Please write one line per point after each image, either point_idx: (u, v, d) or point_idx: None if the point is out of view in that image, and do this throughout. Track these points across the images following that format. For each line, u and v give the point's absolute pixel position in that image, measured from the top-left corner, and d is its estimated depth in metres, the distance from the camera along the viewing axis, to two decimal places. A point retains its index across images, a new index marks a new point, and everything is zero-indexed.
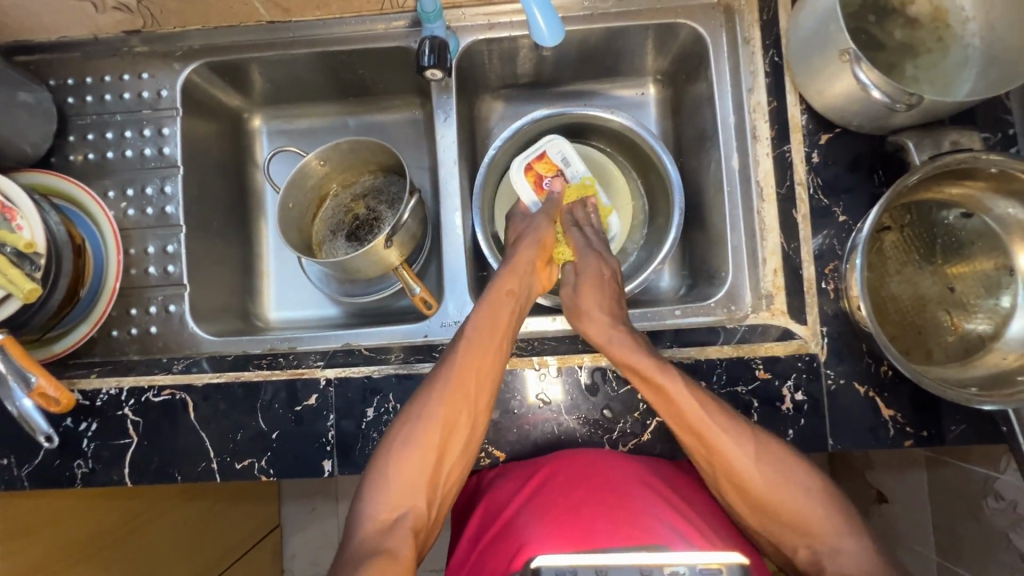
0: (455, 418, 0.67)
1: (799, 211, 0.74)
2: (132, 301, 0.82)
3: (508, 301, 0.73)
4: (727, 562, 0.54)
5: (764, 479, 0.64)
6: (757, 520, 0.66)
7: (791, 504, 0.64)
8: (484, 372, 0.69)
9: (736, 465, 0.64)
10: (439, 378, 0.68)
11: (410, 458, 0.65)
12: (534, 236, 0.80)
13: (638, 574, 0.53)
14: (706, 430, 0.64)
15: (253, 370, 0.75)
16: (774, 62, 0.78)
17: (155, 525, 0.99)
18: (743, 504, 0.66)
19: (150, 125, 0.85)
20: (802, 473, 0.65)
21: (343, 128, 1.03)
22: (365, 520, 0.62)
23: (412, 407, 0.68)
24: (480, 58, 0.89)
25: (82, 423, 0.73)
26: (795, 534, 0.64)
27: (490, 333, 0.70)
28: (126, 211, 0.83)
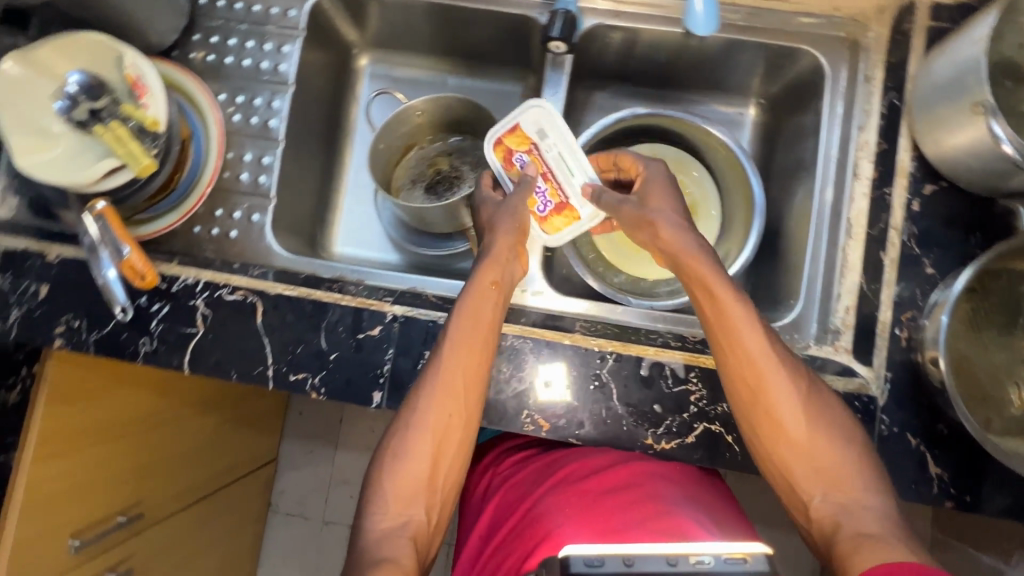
0: (447, 419, 0.68)
1: (888, 254, 0.75)
2: (218, 202, 0.84)
3: (492, 293, 0.73)
4: (753, 552, 0.53)
5: (793, 413, 0.65)
6: (775, 454, 0.65)
7: (818, 449, 0.64)
8: (472, 378, 0.69)
9: (775, 405, 0.65)
10: (431, 386, 0.69)
11: (407, 466, 0.67)
12: (512, 219, 0.79)
13: (667, 564, 0.52)
14: (759, 363, 0.65)
15: (325, 290, 0.77)
16: (892, 105, 0.78)
17: (170, 425, 1.06)
18: (770, 445, 0.65)
19: (272, 39, 0.87)
20: (845, 420, 0.65)
21: (441, 86, 1.05)
22: (371, 521, 0.65)
23: (406, 409, 0.70)
24: (597, 43, 0.90)
25: (155, 303, 0.76)
26: (820, 479, 0.63)
27: (473, 329, 0.70)
28: (231, 116, 0.86)
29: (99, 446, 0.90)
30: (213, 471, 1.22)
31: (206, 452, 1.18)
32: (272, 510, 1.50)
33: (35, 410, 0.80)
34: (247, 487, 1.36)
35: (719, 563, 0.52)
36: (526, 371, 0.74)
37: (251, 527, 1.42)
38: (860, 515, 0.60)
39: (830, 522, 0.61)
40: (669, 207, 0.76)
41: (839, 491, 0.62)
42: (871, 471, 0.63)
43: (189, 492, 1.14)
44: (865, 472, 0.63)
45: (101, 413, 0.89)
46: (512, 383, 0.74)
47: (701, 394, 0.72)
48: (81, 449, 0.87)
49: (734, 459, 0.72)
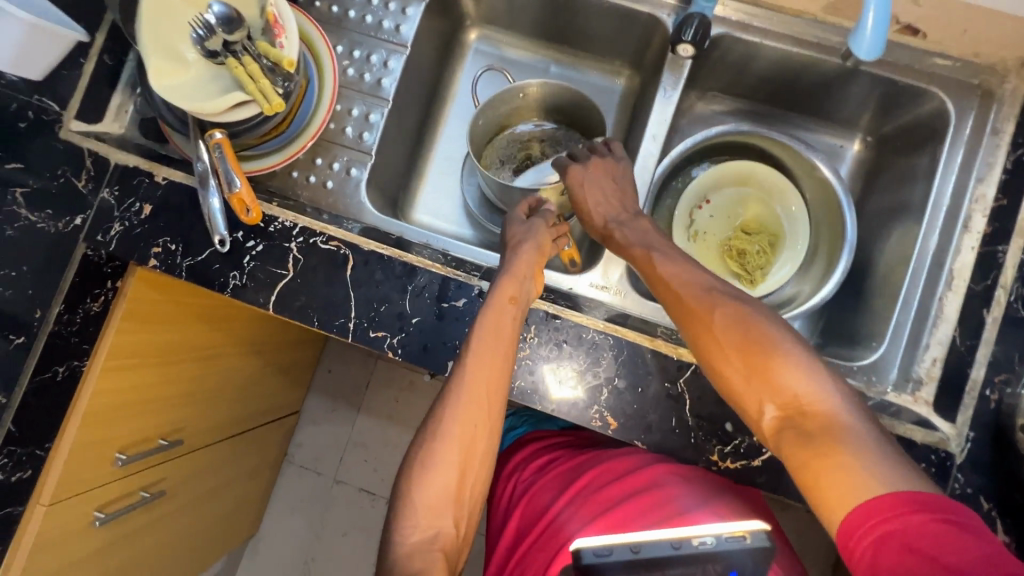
0: (470, 434, 0.66)
1: (991, 312, 0.73)
2: (320, 151, 0.86)
3: (510, 308, 0.70)
4: (751, 530, 0.60)
5: (734, 344, 0.62)
6: (748, 399, 0.61)
7: (778, 372, 0.59)
8: (494, 382, 0.67)
9: (733, 368, 0.62)
10: (450, 395, 0.67)
11: (432, 478, 0.64)
12: (534, 241, 0.77)
13: (671, 547, 0.59)
14: (714, 326, 0.64)
15: (416, 254, 0.77)
16: (1019, 161, 0.76)
17: (218, 362, 1.07)
18: (737, 391, 0.62)
19: (397, 0, 0.87)
20: (798, 348, 0.60)
21: (543, 72, 1.05)
22: (399, 537, 0.62)
23: (430, 422, 0.67)
24: (716, 53, 0.89)
25: (249, 241, 0.77)
26: (779, 401, 0.58)
27: (495, 342, 0.68)
28: (346, 69, 0.86)
29: (162, 368, 0.92)
30: (245, 413, 1.24)
31: (243, 391, 1.20)
32: (287, 461, 1.53)
33: (112, 320, 0.81)
34: (267, 436, 1.37)
35: (719, 543, 0.59)
36: (603, 367, 0.74)
37: (266, 473, 1.44)
38: (816, 427, 0.55)
39: (782, 433, 0.57)
40: (608, 206, 0.80)
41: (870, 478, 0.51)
42: (840, 386, 0.58)
43: (220, 430, 1.16)
44: (813, 376, 0.58)
45: (168, 337, 0.91)
46: (588, 377, 0.74)
47: None
48: (149, 366, 0.89)
49: (798, 490, 0.71)
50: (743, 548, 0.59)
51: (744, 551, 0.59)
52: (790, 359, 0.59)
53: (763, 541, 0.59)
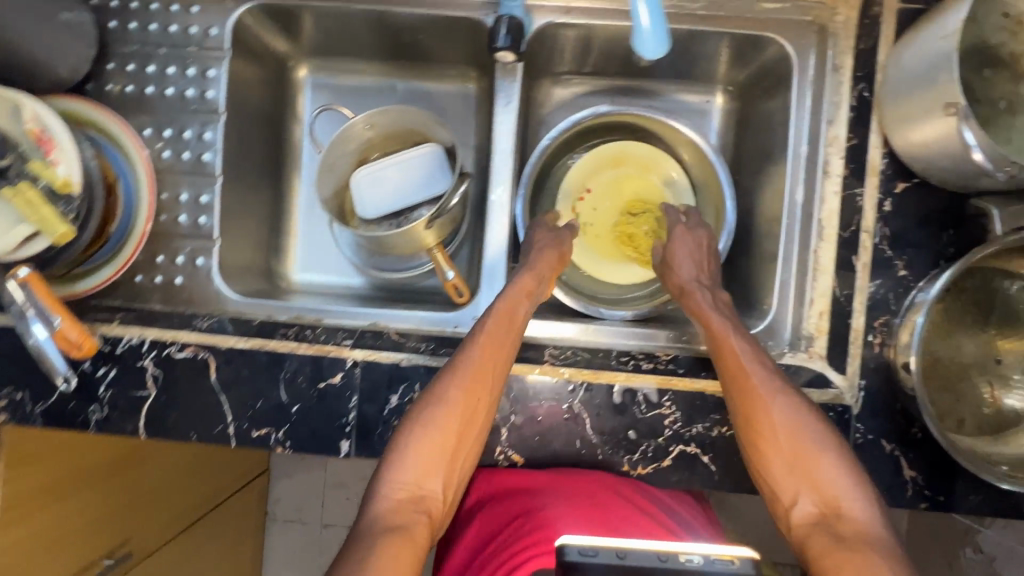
0: (473, 403, 0.66)
1: (860, 258, 0.72)
2: (159, 248, 0.79)
3: (524, 302, 0.72)
4: (741, 554, 0.48)
5: (781, 408, 0.65)
6: (764, 463, 0.65)
7: (807, 449, 0.64)
8: (497, 370, 0.68)
9: (764, 410, 0.65)
10: (462, 367, 0.67)
11: (431, 438, 0.64)
12: (554, 246, 0.80)
13: (658, 560, 0.47)
14: (745, 368, 0.67)
15: (279, 339, 0.73)
16: (862, 96, 0.74)
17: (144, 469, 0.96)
18: (758, 447, 0.65)
19: (195, 63, 0.79)
20: (815, 424, 0.65)
21: (390, 91, 0.98)
22: (381, 497, 0.62)
23: (436, 388, 0.67)
24: (550, 41, 0.83)
25: (100, 368, 0.72)
26: (804, 483, 0.63)
27: (507, 326, 0.70)
28: (160, 152, 0.79)
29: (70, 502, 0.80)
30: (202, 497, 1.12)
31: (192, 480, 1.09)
32: None
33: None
34: (243, 502, 1.26)
35: (708, 564, 0.47)
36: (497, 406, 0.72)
37: None
38: (842, 522, 0.59)
39: (811, 529, 0.60)
40: (692, 268, 0.80)
41: (820, 500, 0.61)
42: (857, 472, 0.62)
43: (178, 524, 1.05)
44: (840, 464, 0.63)
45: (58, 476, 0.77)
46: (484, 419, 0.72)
47: (675, 417, 0.71)
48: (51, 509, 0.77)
49: (710, 476, 0.71)
50: (727, 574, 0.46)
51: None
52: (779, 402, 0.65)
53: (753, 572, 0.46)
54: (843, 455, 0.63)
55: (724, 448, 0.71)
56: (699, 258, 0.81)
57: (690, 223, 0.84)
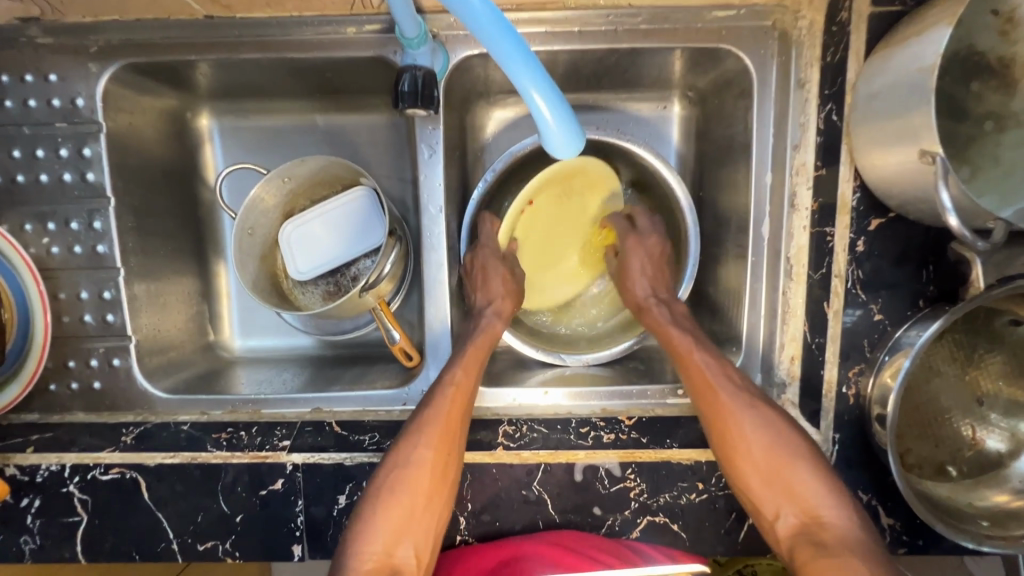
0: (435, 468, 0.62)
1: (831, 305, 0.65)
2: (69, 352, 0.72)
3: (481, 354, 0.70)
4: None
5: (754, 422, 0.62)
6: (743, 482, 0.62)
7: (780, 460, 0.60)
8: (459, 434, 0.64)
9: (737, 427, 0.62)
10: (427, 424, 0.63)
11: (393, 508, 0.60)
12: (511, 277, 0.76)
13: None
14: (712, 384, 0.65)
15: (212, 451, 0.68)
16: (829, 120, 0.64)
17: None
18: (732, 463, 0.62)
19: (68, 142, 0.69)
20: (792, 438, 0.61)
21: (310, 128, 0.86)
22: (352, 560, 0.58)
23: (397, 450, 0.63)
24: (474, 71, 0.73)
25: (23, 498, 0.67)
26: (783, 495, 0.60)
27: (464, 383, 0.66)
28: (48, 248, 0.70)
29: None
30: None
31: None
32: None
33: None
34: None
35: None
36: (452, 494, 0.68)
37: None
38: (822, 532, 0.56)
39: (796, 540, 0.58)
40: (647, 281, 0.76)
41: (802, 510, 0.59)
42: (838, 486, 0.59)
43: None
44: (813, 474, 0.59)
45: None
46: None
47: (640, 488, 0.67)
48: None
49: (681, 544, 0.68)
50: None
51: None
52: (749, 417, 0.63)
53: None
54: (819, 465, 0.60)
55: (694, 515, 0.67)
56: (659, 265, 0.77)
57: (641, 230, 0.79)
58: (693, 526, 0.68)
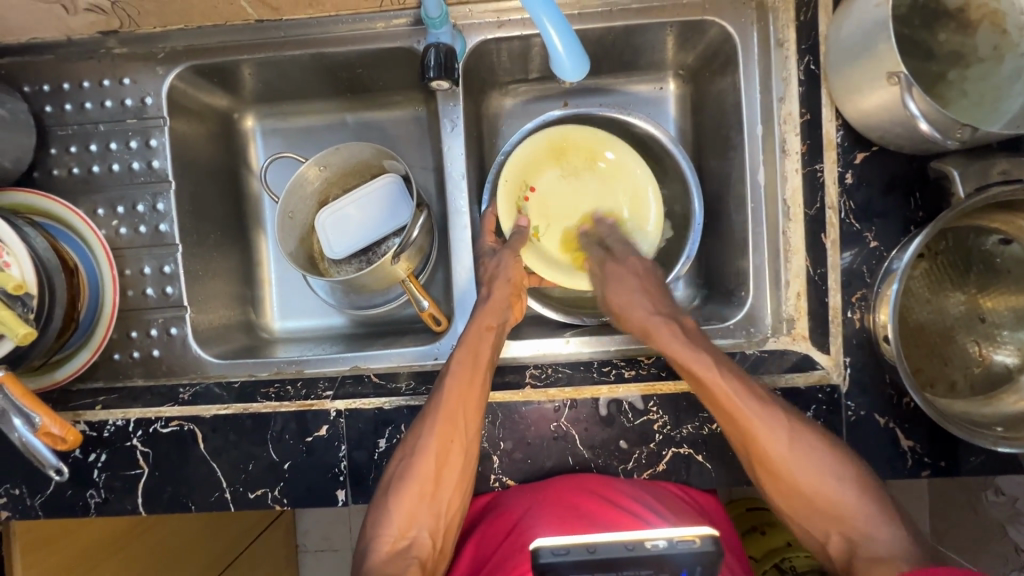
0: (446, 451, 0.66)
1: (827, 235, 0.71)
2: (131, 323, 0.80)
3: (487, 338, 0.71)
4: (701, 533, 0.51)
5: (765, 427, 0.63)
6: (785, 502, 0.65)
7: (813, 475, 0.63)
8: (470, 405, 0.66)
9: (775, 456, 0.63)
10: (432, 414, 0.66)
11: (409, 490, 0.65)
12: (506, 273, 0.77)
13: (625, 548, 0.51)
14: (737, 400, 0.64)
15: (261, 401, 0.74)
16: (809, 70, 0.72)
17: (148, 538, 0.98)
18: (774, 491, 0.65)
19: (137, 135, 0.79)
20: (827, 457, 0.63)
21: (341, 126, 0.95)
22: (374, 547, 0.64)
23: (406, 442, 0.67)
24: (487, 57, 0.82)
25: (90, 453, 0.72)
26: (824, 517, 0.63)
27: (472, 371, 0.68)
28: (117, 229, 0.79)
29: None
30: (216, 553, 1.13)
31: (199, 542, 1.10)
32: None
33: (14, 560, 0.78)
34: (269, 543, 1.26)
35: (672, 546, 0.50)
36: (485, 433, 0.72)
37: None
38: (871, 545, 0.60)
39: (848, 560, 0.61)
40: (647, 301, 0.75)
41: (820, 502, 0.63)
42: (877, 494, 0.62)
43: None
44: (822, 451, 0.63)
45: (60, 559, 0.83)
46: None
47: (663, 421, 0.71)
48: None
49: (707, 476, 0.71)
50: (690, 553, 0.49)
51: (692, 556, 0.49)
52: (753, 411, 0.63)
53: (713, 549, 0.50)
54: (822, 441, 0.64)
55: (717, 446, 0.70)
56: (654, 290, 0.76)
57: (616, 254, 0.81)
58: (716, 457, 0.70)
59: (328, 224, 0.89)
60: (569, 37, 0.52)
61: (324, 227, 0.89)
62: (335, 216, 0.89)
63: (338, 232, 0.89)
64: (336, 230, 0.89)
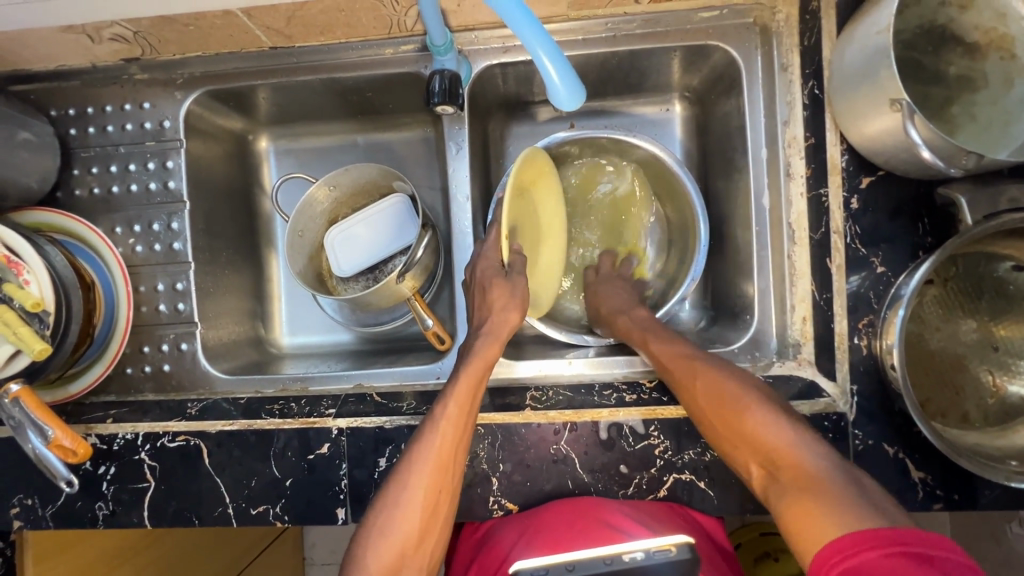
0: (436, 499, 0.63)
1: (833, 259, 0.70)
2: (144, 339, 0.82)
3: (483, 375, 0.68)
4: (677, 542, 0.58)
5: (711, 384, 0.65)
6: (728, 450, 0.62)
7: (771, 432, 0.59)
8: (461, 447, 0.65)
9: (703, 387, 0.65)
10: (421, 460, 0.63)
11: (391, 545, 0.61)
12: (515, 302, 0.73)
13: (603, 563, 0.58)
14: (678, 356, 0.70)
15: (266, 418, 0.75)
16: (813, 95, 0.72)
17: (157, 550, 0.99)
18: (711, 430, 0.64)
19: (155, 157, 0.82)
20: (766, 403, 0.62)
21: (352, 147, 0.97)
22: None
23: (390, 488, 0.63)
24: (493, 82, 0.83)
25: (101, 466, 0.74)
26: (751, 445, 0.60)
27: (465, 408, 0.66)
28: (133, 247, 0.82)
29: None
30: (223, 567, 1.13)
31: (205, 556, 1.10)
32: None
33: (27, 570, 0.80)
34: (273, 559, 1.25)
35: (648, 557, 0.57)
36: (484, 454, 0.72)
37: None
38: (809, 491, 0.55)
39: (770, 492, 0.57)
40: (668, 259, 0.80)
41: (766, 460, 0.58)
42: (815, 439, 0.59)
43: None
44: (780, 422, 0.60)
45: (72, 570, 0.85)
46: (471, 467, 0.72)
47: (665, 446, 0.70)
48: None
49: (709, 503, 0.69)
50: (666, 562, 0.57)
51: (670, 564, 0.57)
52: (705, 369, 0.67)
53: (688, 556, 0.57)
54: (789, 418, 0.61)
55: (719, 473, 0.69)
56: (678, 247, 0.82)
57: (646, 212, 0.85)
58: (719, 484, 0.69)
59: (336, 244, 0.90)
60: (562, 63, 0.51)
61: (331, 246, 0.90)
62: (341, 235, 0.91)
63: (343, 252, 0.91)
64: (342, 251, 0.91)
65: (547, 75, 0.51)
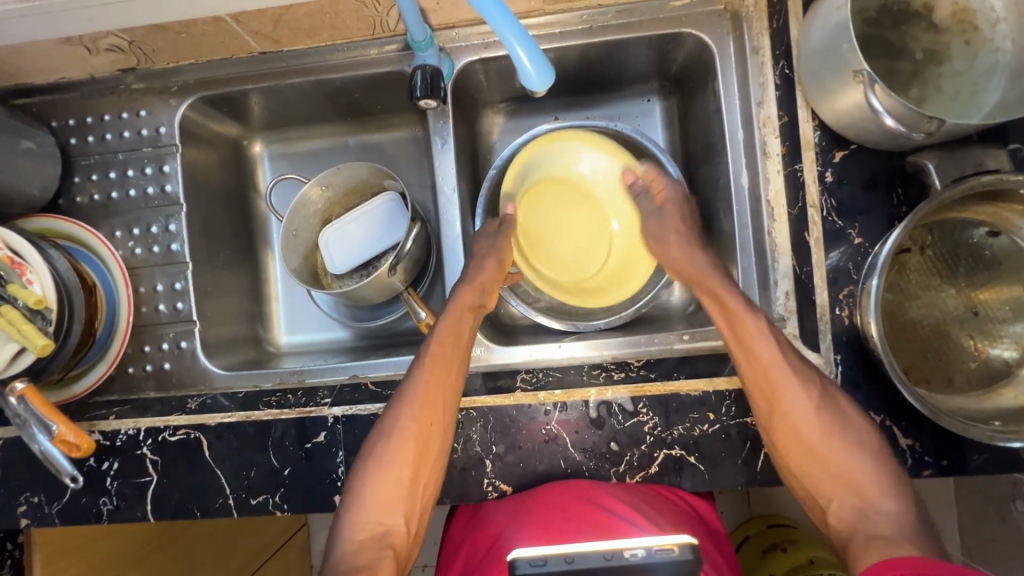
0: (424, 430, 0.66)
1: (811, 234, 0.72)
2: (145, 338, 0.84)
3: (468, 317, 0.74)
4: (679, 541, 0.52)
5: (809, 412, 0.64)
6: (801, 471, 0.64)
7: (834, 448, 0.63)
8: (449, 381, 0.69)
9: (798, 411, 0.64)
10: (410, 398, 0.67)
11: (383, 478, 0.64)
12: (495, 252, 0.79)
13: (604, 559, 0.51)
14: (773, 366, 0.65)
15: (263, 409, 0.77)
16: (784, 74, 0.74)
17: (162, 552, 1.00)
18: (795, 455, 0.64)
19: (152, 162, 0.85)
20: (857, 433, 0.63)
21: (343, 149, 0.99)
22: (345, 540, 0.62)
23: (382, 426, 0.67)
24: (476, 78, 0.86)
25: (104, 462, 0.76)
26: (838, 483, 0.62)
27: (452, 347, 0.71)
28: (133, 250, 0.85)
29: None
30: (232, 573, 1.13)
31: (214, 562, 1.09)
32: None
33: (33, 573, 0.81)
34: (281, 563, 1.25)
35: (649, 556, 0.51)
36: (477, 438, 0.73)
37: None
38: (878, 517, 0.59)
39: (855, 529, 0.59)
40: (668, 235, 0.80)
41: (858, 495, 0.61)
42: (889, 465, 0.62)
43: None
44: (871, 458, 0.62)
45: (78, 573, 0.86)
46: (465, 451, 0.73)
47: (654, 422, 0.71)
48: None
49: (701, 478, 0.70)
50: (668, 562, 0.51)
51: (672, 564, 0.51)
52: (800, 389, 0.64)
53: (691, 558, 0.51)
54: (872, 450, 0.63)
55: (708, 447, 0.70)
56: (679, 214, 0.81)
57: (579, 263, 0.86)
58: (709, 458, 0.70)
59: (325, 241, 0.93)
60: (534, 51, 0.54)
61: (324, 242, 0.93)
62: (333, 229, 0.93)
63: (334, 249, 0.93)
64: (333, 248, 0.93)
65: (510, 44, 0.53)
